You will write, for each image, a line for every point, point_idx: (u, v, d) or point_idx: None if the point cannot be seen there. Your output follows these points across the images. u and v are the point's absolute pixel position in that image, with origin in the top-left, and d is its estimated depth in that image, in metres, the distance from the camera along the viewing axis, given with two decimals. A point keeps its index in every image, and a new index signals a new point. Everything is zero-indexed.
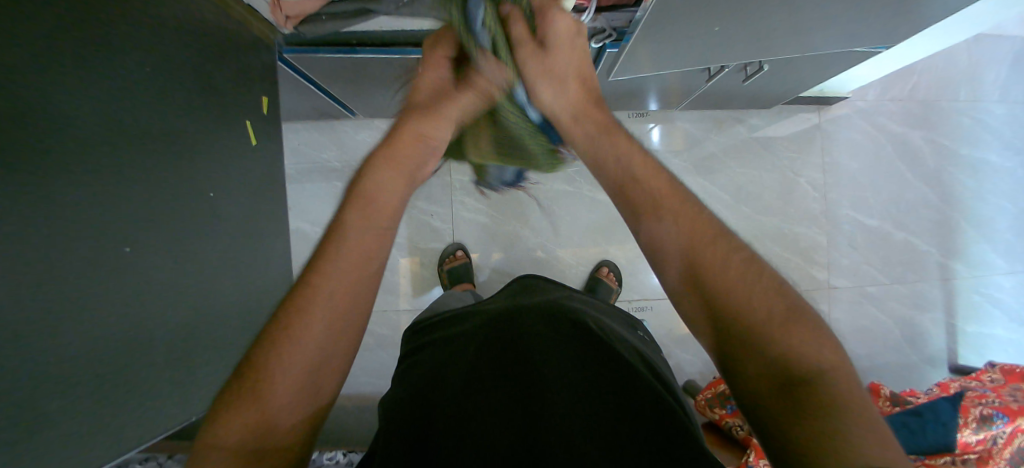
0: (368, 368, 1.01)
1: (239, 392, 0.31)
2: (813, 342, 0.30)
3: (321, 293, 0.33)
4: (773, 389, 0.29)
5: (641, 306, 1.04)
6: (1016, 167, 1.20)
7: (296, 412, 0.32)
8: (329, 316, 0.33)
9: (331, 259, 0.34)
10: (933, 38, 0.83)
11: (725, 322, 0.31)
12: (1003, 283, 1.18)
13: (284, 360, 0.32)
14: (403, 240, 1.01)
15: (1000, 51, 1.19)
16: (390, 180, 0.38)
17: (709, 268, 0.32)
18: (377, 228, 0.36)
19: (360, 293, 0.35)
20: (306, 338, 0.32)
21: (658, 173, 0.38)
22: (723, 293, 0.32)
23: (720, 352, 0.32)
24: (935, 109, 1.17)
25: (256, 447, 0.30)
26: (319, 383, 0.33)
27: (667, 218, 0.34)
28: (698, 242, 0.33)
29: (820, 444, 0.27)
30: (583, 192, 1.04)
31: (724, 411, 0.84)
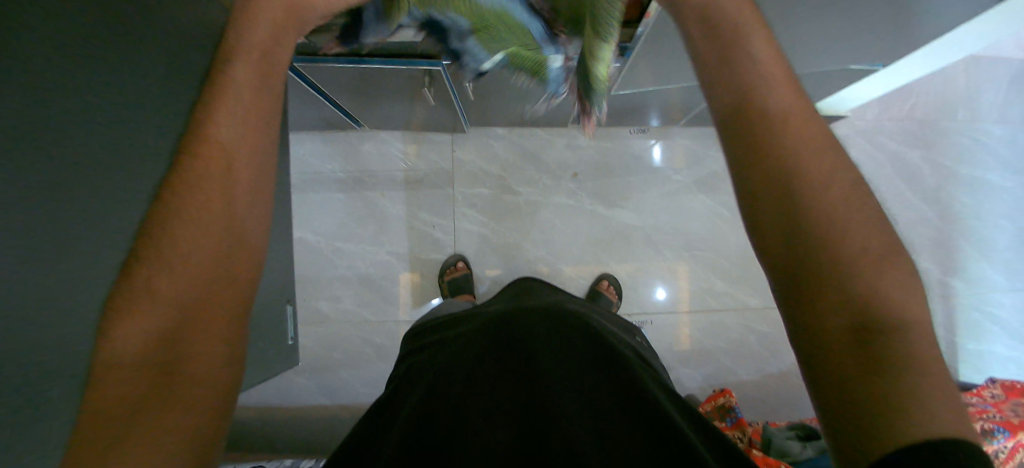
0: (367, 378, 1.00)
1: (120, 305, 0.28)
2: (909, 292, 0.27)
3: (200, 184, 0.30)
4: (846, 339, 0.27)
5: (641, 321, 1.04)
6: (1016, 187, 1.20)
7: (206, 314, 0.30)
8: (217, 206, 0.30)
9: (202, 139, 0.30)
10: (930, 57, 0.84)
11: (806, 263, 0.28)
12: (1004, 302, 1.18)
13: (172, 262, 0.29)
14: (406, 251, 1.02)
15: (997, 72, 1.21)
16: (277, 50, 0.33)
17: (807, 197, 0.29)
18: (256, 104, 0.32)
19: (252, 178, 0.32)
20: (193, 234, 0.29)
21: (778, 76, 0.31)
22: (831, 231, 0.28)
23: (789, 294, 0.30)
24: (933, 128, 1.18)
25: (169, 359, 0.29)
26: (222, 281, 0.30)
27: (789, 145, 0.29)
28: (814, 172, 0.29)
29: (882, 402, 0.26)
30: (583, 206, 1.05)
31: (724, 424, 0.84)
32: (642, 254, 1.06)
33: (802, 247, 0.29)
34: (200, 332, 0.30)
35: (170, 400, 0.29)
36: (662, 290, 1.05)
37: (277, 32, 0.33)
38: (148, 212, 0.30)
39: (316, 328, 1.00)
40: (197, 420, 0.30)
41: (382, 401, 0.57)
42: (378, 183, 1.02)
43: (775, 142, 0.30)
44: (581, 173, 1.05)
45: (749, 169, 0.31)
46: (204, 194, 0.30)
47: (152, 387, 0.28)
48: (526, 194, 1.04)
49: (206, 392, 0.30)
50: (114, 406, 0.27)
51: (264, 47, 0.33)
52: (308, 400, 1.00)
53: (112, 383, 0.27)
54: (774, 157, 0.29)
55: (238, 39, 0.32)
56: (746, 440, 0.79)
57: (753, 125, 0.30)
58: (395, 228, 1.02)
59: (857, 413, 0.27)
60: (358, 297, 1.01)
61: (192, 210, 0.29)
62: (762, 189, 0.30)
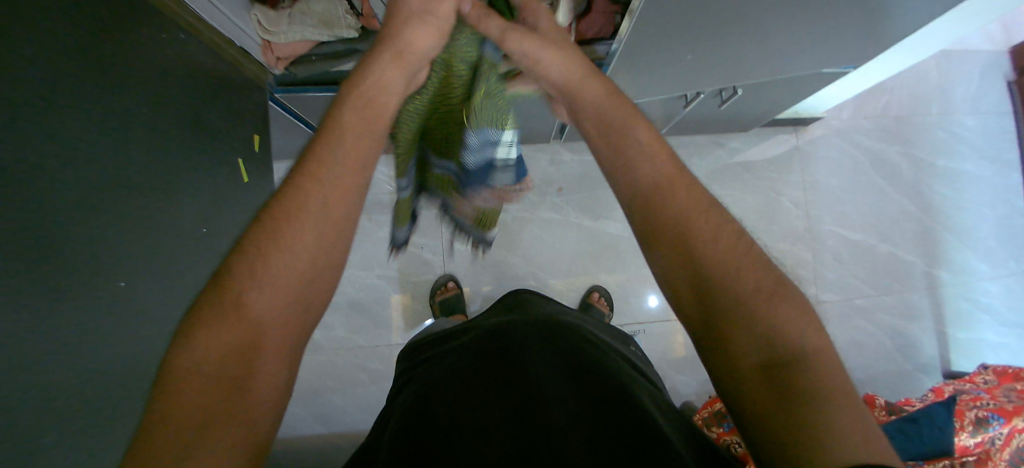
0: (361, 404, 1.00)
1: (216, 305, 0.28)
2: (800, 326, 0.26)
3: (306, 209, 0.30)
4: (750, 373, 0.26)
5: (634, 330, 1.05)
6: (993, 175, 1.23)
7: (285, 340, 0.30)
8: (319, 235, 0.30)
9: (311, 169, 0.30)
10: (898, 54, 0.87)
11: (709, 297, 0.27)
12: (990, 289, 1.19)
13: (265, 288, 0.28)
14: (396, 274, 1.03)
15: (966, 65, 1.25)
16: (394, 83, 0.34)
17: (682, 222, 0.29)
18: (359, 132, 0.32)
19: (340, 202, 0.31)
20: (295, 259, 0.29)
21: (629, 109, 0.33)
22: (709, 260, 0.28)
23: (697, 332, 0.29)
24: (909, 123, 1.22)
25: (230, 385, 0.27)
26: (310, 292, 0.30)
27: (662, 183, 0.30)
28: (687, 209, 0.29)
29: (794, 434, 0.23)
30: (570, 219, 1.07)
31: (722, 429, 0.83)
32: (631, 264, 1.07)
33: (691, 276, 0.28)
34: (271, 361, 0.29)
35: (230, 432, 0.26)
36: (654, 298, 1.06)
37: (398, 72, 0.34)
38: (244, 236, 0.30)
39: (310, 356, 1.00)
40: (259, 435, 0.28)
41: (380, 423, 0.56)
42: (365, 208, 1.02)
43: (649, 185, 0.30)
44: (566, 187, 1.07)
45: (630, 199, 0.31)
46: (313, 222, 0.30)
47: (208, 416, 0.26)
48: (513, 210, 1.06)
49: (257, 423, 0.28)
50: (176, 432, 0.25)
51: (386, 90, 0.34)
52: (304, 430, 0.99)
53: (177, 405, 0.26)
54: (650, 196, 0.30)
55: (359, 74, 0.34)
56: (745, 445, 0.77)
57: (625, 170, 0.31)
58: (384, 251, 1.03)
59: (780, 459, 0.24)
60: (350, 323, 1.01)
61: (297, 237, 0.29)
62: (640, 224, 0.30)
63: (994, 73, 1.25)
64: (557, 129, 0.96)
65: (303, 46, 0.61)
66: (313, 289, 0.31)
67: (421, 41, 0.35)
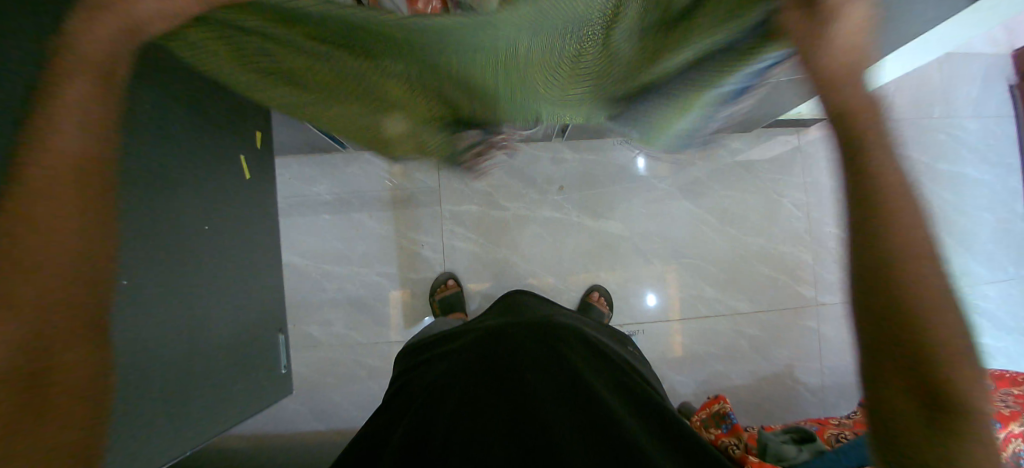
0: (361, 400, 1.00)
1: None
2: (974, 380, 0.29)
3: (34, 182, 0.27)
4: (909, 405, 0.30)
5: (633, 330, 1.05)
6: (993, 179, 1.23)
7: (76, 307, 0.28)
8: (85, 210, 0.29)
9: (45, 149, 0.27)
10: (901, 57, 0.86)
11: (910, 337, 0.29)
12: (986, 292, 1.19)
13: (28, 279, 0.26)
14: (396, 272, 1.02)
15: (968, 67, 1.24)
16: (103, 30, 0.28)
17: (905, 265, 0.29)
18: (83, 89, 0.28)
19: (81, 157, 0.28)
20: (52, 240, 0.27)
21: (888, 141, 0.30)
22: (930, 307, 0.29)
23: (874, 359, 0.31)
24: (910, 126, 1.21)
25: (30, 358, 0.26)
26: (81, 250, 0.28)
27: (908, 231, 0.29)
28: (921, 259, 0.29)
29: None
30: (571, 218, 1.06)
31: (720, 431, 0.84)
32: (632, 264, 1.06)
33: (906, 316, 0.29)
34: (60, 329, 0.27)
35: (65, 413, 0.28)
36: (654, 297, 1.06)
37: (113, 36, 0.28)
38: None
39: (309, 353, 1.00)
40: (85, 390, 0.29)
41: (377, 425, 0.56)
42: (365, 204, 1.02)
43: (887, 228, 0.29)
44: (567, 186, 1.07)
45: (863, 223, 0.30)
46: (59, 191, 0.27)
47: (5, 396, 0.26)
48: (514, 208, 1.05)
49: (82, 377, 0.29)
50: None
51: (112, 56, 0.29)
52: (303, 426, 0.99)
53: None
54: (884, 235, 0.29)
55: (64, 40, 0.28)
56: (743, 447, 0.79)
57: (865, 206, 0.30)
58: (384, 249, 1.02)
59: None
60: (349, 320, 1.01)
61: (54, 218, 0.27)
62: (867, 253, 0.30)
63: (996, 75, 1.25)
64: (559, 128, 0.95)
65: None
66: (97, 264, 0.29)
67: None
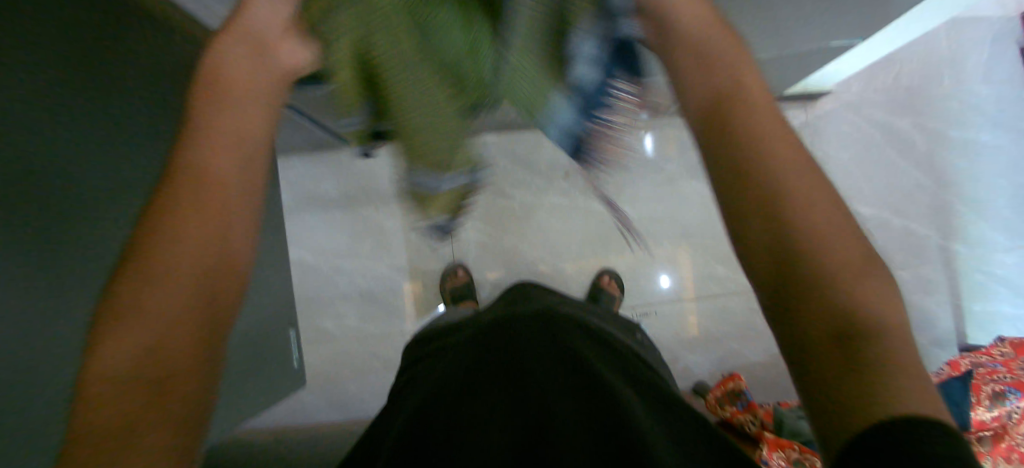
0: (377, 393, 1.01)
1: (111, 326, 0.21)
2: (876, 295, 0.21)
3: (206, 181, 0.24)
4: (821, 335, 0.21)
5: (645, 311, 1.05)
6: (1008, 145, 1.20)
7: (198, 352, 0.22)
8: (232, 181, 0.24)
9: (197, 155, 0.24)
10: (902, 27, 0.86)
11: (782, 242, 0.22)
12: (1006, 261, 1.17)
13: (137, 315, 0.21)
14: (406, 264, 1.03)
15: (980, 31, 1.21)
16: (249, 41, 0.29)
17: (754, 140, 0.23)
18: (249, 103, 0.27)
19: (238, 159, 0.25)
20: (199, 207, 0.23)
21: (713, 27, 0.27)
22: (784, 187, 0.22)
23: (771, 293, 0.23)
24: (920, 94, 1.19)
25: (153, 411, 0.20)
26: (218, 266, 0.23)
27: (758, 113, 0.24)
28: (779, 139, 0.23)
29: (858, 413, 0.19)
30: (577, 203, 1.06)
31: (735, 408, 0.85)
32: (641, 246, 1.06)
33: (763, 199, 0.22)
34: (186, 372, 0.21)
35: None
36: (666, 279, 1.06)
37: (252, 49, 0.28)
38: (122, 245, 0.23)
39: (324, 347, 1.01)
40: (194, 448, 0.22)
41: (386, 411, 0.57)
42: (373, 198, 1.02)
43: (738, 103, 0.24)
44: (572, 171, 1.06)
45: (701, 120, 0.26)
46: (210, 200, 0.23)
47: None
48: (520, 196, 1.05)
49: (184, 455, 0.21)
50: (98, 438, 0.19)
51: (259, 66, 0.28)
52: (323, 418, 1.00)
53: (97, 416, 0.20)
54: (739, 114, 0.24)
55: (205, 57, 0.28)
56: (758, 424, 0.81)
57: (719, 84, 0.25)
58: (391, 242, 1.03)
59: (838, 424, 0.20)
60: (362, 314, 1.02)
61: (196, 189, 0.23)
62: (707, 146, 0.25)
63: (1010, 38, 1.21)
64: None
65: None
66: (225, 260, 0.23)
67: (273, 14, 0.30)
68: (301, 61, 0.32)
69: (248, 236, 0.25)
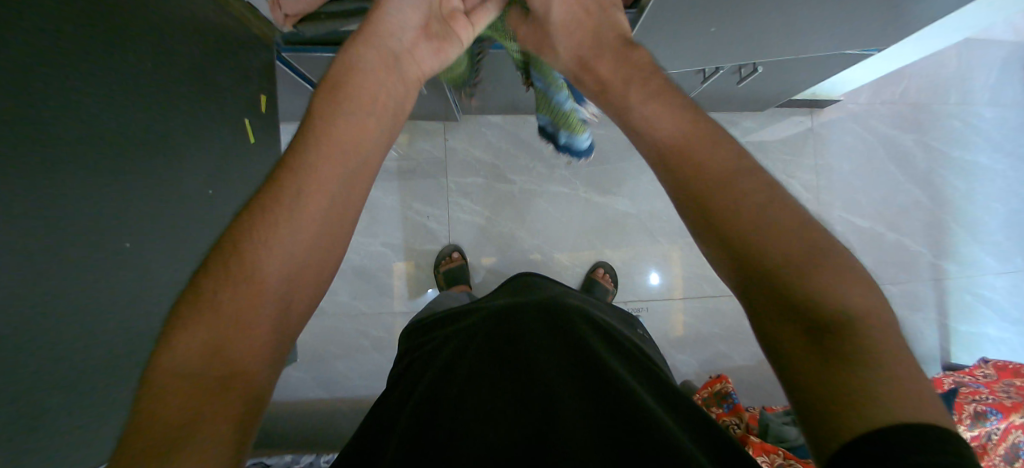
0: (365, 370, 1.00)
1: (219, 287, 0.27)
2: (844, 284, 0.24)
3: (316, 187, 0.29)
4: (791, 339, 0.25)
5: (637, 307, 1.05)
6: (1006, 169, 1.21)
7: (279, 325, 0.28)
8: (322, 211, 0.29)
9: (307, 168, 0.29)
10: (919, 42, 0.85)
11: (744, 261, 0.26)
12: (992, 282, 1.19)
13: (240, 288, 0.27)
14: (400, 243, 1.01)
15: (991, 52, 1.20)
16: (376, 56, 0.33)
17: (702, 179, 0.28)
18: (363, 114, 0.31)
19: (344, 187, 0.30)
20: (278, 250, 0.28)
21: (652, 80, 0.32)
22: (735, 213, 0.27)
23: (742, 297, 0.27)
24: (927, 110, 1.19)
25: (223, 379, 0.25)
26: (324, 264, 0.30)
27: (710, 159, 0.28)
28: (733, 178, 0.27)
29: (835, 410, 0.23)
30: (578, 194, 1.04)
31: (721, 410, 0.86)
32: (637, 242, 1.06)
33: (718, 231, 0.27)
34: (256, 339, 0.27)
35: (219, 425, 0.24)
36: (656, 276, 1.06)
37: (378, 65, 0.33)
38: (232, 222, 0.29)
39: (312, 321, 1.00)
40: (253, 405, 0.26)
41: (386, 400, 0.56)
42: (371, 174, 1.00)
43: (693, 157, 0.28)
44: (575, 161, 1.04)
45: (659, 168, 0.30)
46: (320, 213, 0.29)
47: (190, 418, 0.24)
48: (521, 182, 1.03)
49: (235, 415, 0.25)
50: (165, 422, 0.24)
51: (381, 78, 0.33)
52: (307, 393, 0.99)
53: (163, 400, 0.24)
54: (696, 168, 0.28)
55: (342, 69, 0.32)
56: (743, 427, 0.82)
57: (674, 148, 0.29)
58: (386, 219, 1.00)
59: (820, 425, 0.23)
60: (352, 290, 1.00)
61: (282, 233, 0.28)
62: (668, 186, 0.30)
63: (1018, 61, 1.21)
64: None
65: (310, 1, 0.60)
66: (302, 283, 0.29)
67: (404, 17, 0.34)
68: (432, 66, 0.37)
69: (339, 250, 0.31)
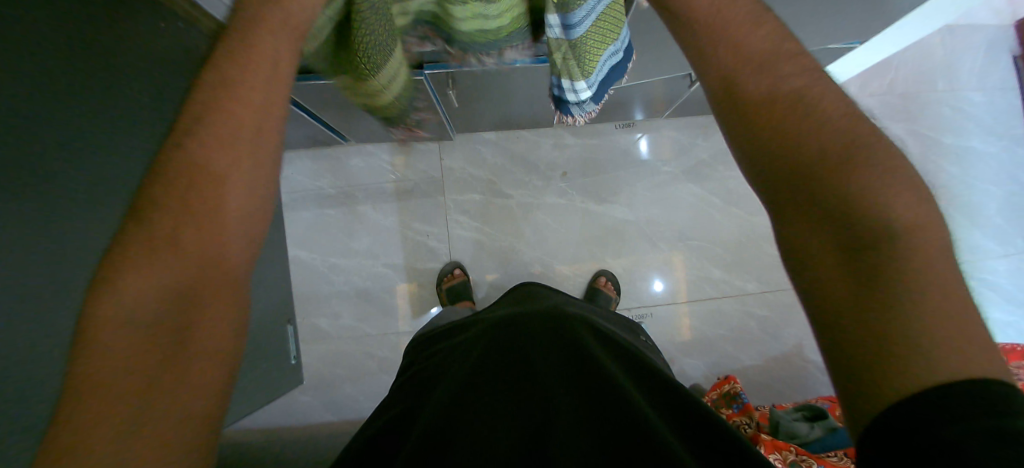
0: (372, 393, 1.00)
1: (128, 277, 0.25)
2: (909, 210, 0.25)
3: (223, 158, 0.28)
4: (840, 269, 0.26)
5: (640, 313, 1.05)
6: (999, 152, 1.21)
7: (218, 306, 0.28)
8: (240, 182, 0.28)
9: (210, 140, 0.27)
10: (899, 33, 0.86)
11: (797, 189, 0.28)
12: (996, 267, 1.18)
13: (155, 276, 0.26)
14: (402, 263, 1.02)
15: (973, 40, 1.22)
16: (283, 12, 0.31)
17: (765, 106, 0.29)
18: (268, 76, 0.29)
19: (259, 155, 0.29)
20: (202, 229, 0.27)
21: (716, 2, 0.32)
22: (798, 140, 0.28)
23: (786, 229, 0.29)
24: (916, 100, 1.20)
25: (165, 368, 0.26)
26: (254, 233, 0.29)
27: (781, 100, 0.29)
28: (802, 119, 0.28)
29: (881, 346, 0.25)
30: (575, 204, 1.06)
31: (731, 411, 0.85)
32: (637, 248, 1.06)
33: (779, 160, 0.28)
34: (198, 324, 0.27)
35: (189, 408, 0.26)
36: (660, 282, 1.06)
37: (285, 24, 0.31)
38: (136, 202, 0.27)
39: (319, 346, 1.00)
40: (208, 387, 0.27)
41: (387, 410, 0.57)
42: (371, 197, 1.02)
43: (765, 101, 0.29)
44: (570, 172, 1.06)
45: (722, 98, 0.31)
46: (237, 186, 0.28)
47: (136, 411, 0.25)
48: (518, 196, 1.05)
49: (194, 398, 0.27)
50: (116, 376, 0.25)
51: (287, 38, 0.31)
52: (315, 418, 0.99)
53: (109, 354, 0.25)
54: (768, 110, 0.29)
55: (243, 30, 0.30)
56: (755, 426, 0.81)
57: (743, 91, 0.30)
58: (388, 240, 1.02)
59: (855, 363, 0.25)
60: (357, 312, 1.01)
61: (228, 198, 0.28)
62: (728, 116, 0.31)
63: (1001, 47, 1.23)
64: None
65: None
66: (235, 258, 0.28)
67: None
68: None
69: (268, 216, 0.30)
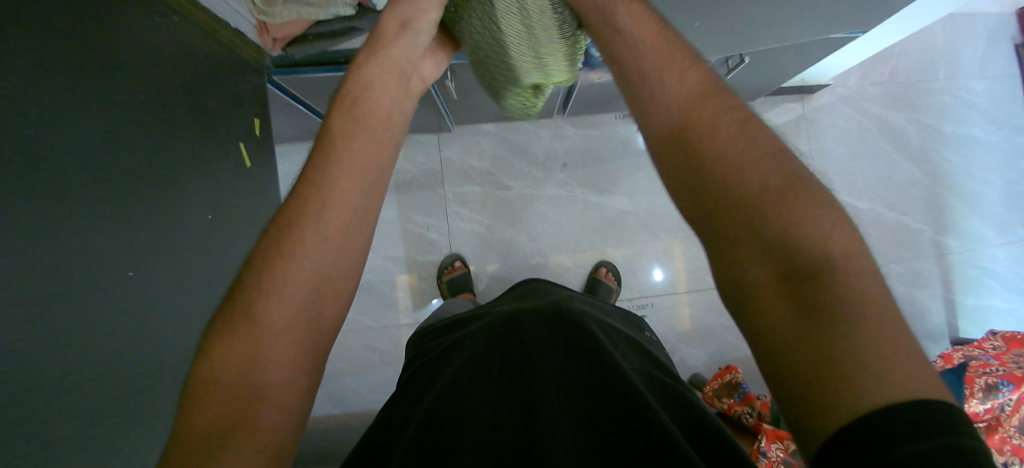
0: (375, 384, 1.00)
1: (256, 297, 0.33)
2: (829, 235, 0.27)
3: (330, 202, 0.35)
4: (771, 295, 0.27)
5: (642, 303, 1.05)
6: (999, 140, 1.21)
7: (306, 328, 0.34)
8: (344, 221, 0.36)
9: (330, 186, 0.35)
10: (903, 22, 0.85)
11: (727, 218, 0.30)
12: (996, 255, 1.19)
13: (274, 298, 0.33)
14: (402, 256, 1.02)
15: (975, 27, 1.21)
16: (384, 75, 0.39)
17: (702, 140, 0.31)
18: (377, 128, 0.38)
19: (358, 209, 0.37)
20: (313, 259, 0.34)
21: (653, 33, 0.35)
22: (726, 174, 0.30)
23: (722, 262, 0.30)
24: (917, 89, 1.19)
25: (257, 384, 0.31)
26: (347, 271, 0.37)
27: (710, 133, 0.31)
28: (736, 156, 0.30)
29: (819, 367, 0.25)
30: (574, 195, 1.05)
31: (732, 400, 0.86)
32: (638, 239, 1.06)
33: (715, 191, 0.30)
34: (289, 342, 0.33)
35: (266, 420, 0.31)
36: (660, 272, 1.06)
37: (394, 88, 0.40)
38: (264, 237, 0.35)
39: None
40: (288, 402, 0.32)
41: (388, 410, 0.56)
42: None
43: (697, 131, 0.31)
44: (570, 163, 1.05)
45: (662, 132, 0.33)
46: (342, 228, 0.35)
47: (232, 419, 0.30)
48: (517, 187, 1.04)
49: (280, 412, 0.32)
50: (206, 426, 0.29)
51: (392, 104, 0.40)
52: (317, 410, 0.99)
53: (201, 406, 0.30)
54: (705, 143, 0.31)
55: (354, 93, 0.38)
56: (756, 415, 0.82)
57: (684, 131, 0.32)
58: (388, 233, 1.02)
59: (797, 387, 0.25)
60: (358, 305, 1.01)
61: (320, 240, 0.34)
62: (671, 151, 0.33)
63: (1003, 35, 1.22)
64: (560, 101, 0.94)
65: (300, 24, 0.64)
66: (329, 291, 0.35)
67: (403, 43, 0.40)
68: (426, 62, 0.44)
69: (357, 262, 0.38)
